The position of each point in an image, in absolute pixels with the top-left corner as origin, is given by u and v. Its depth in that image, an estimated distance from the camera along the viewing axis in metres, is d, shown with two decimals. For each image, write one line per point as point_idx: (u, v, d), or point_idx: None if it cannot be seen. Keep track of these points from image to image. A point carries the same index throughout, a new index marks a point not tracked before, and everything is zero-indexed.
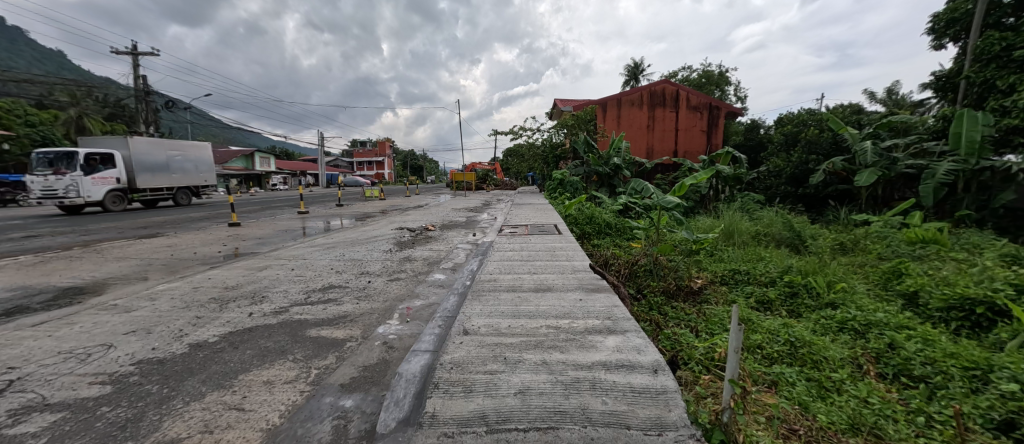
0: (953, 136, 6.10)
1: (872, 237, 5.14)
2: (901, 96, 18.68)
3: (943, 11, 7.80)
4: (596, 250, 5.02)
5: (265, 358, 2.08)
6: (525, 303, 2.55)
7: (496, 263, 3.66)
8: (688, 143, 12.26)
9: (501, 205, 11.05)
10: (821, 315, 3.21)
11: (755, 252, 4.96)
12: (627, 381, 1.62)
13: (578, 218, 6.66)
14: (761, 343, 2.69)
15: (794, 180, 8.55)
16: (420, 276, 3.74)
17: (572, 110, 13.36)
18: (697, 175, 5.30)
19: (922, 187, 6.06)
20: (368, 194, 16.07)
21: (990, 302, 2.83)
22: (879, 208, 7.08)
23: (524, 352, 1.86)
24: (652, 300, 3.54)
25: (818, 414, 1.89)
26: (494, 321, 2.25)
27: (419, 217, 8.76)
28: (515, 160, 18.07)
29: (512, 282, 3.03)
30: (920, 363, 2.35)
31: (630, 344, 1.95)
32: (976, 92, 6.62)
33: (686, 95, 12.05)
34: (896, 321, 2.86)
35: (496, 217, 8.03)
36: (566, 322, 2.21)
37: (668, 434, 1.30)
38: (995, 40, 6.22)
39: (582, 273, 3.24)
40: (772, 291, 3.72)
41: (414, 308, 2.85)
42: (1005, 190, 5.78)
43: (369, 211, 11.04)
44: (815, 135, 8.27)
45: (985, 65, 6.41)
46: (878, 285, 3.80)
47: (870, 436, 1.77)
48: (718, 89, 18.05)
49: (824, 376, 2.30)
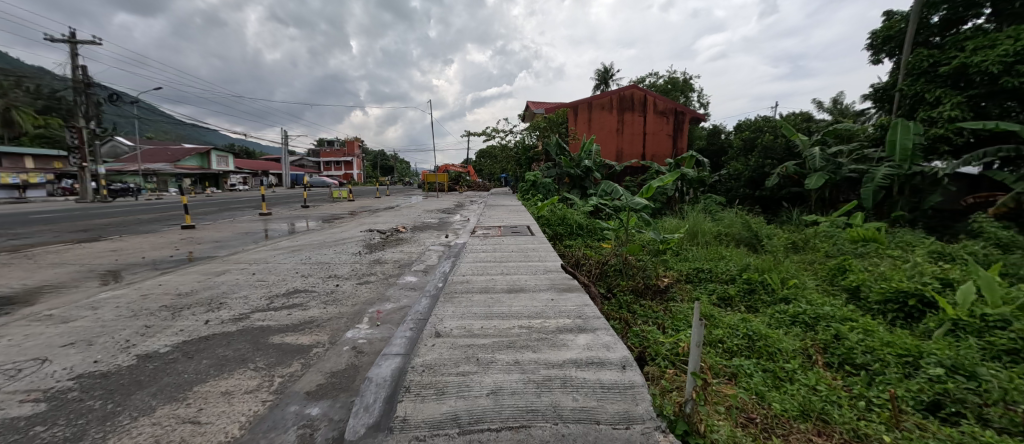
0: (889, 143, 6.61)
1: (821, 237, 5.53)
2: (845, 106, 20.14)
3: (880, 29, 8.55)
4: (568, 251, 5.12)
5: (223, 368, 1.98)
6: (497, 304, 2.55)
7: (469, 264, 3.64)
8: (655, 147, 12.71)
9: (474, 206, 11.01)
10: (776, 309, 3.43)
11: (716, 251, 5.23)
12: (596, 377, 1.67)
13: (550, 219, 6.77)
14: (722, 338, 2.86)
15: (752, 183, 9.09)
16: (390, 279, 3.65)
17: (544, 112, 13.51)
18: (664, 178, 5.50)
19: (863, 190, 6.59)
20: (337, 195, 15.58)
21: (921, 294, 3.14)
22: (827, 209, 7.63)
23: (496, 352, 1.86)
24: (621, 299, 3.67)
25: (773, 402, 2.06)
26: (466, 322, 2.24)
27: (390, 218, 8.59)
28: (488, 162, 18.12)
29: (484, 283, 3.02)
30: (862, 352, 2.56)
31: (600, 341, 1.99)
32: (909, 104, 7.26)
33: (653, 100, 12.48)
34: (841, 314, 3.09)
35: (469, 218, 7.99)
36: (538, 322, 2.23)
37: (635, 427, 1.37)
38: (923, 57, 6.84)
39: (554, 273, 3.28)
40: (731, 288, 3.94)
41: (385, 311, 2.78)
42: (934, 193, 6.37)
43: (336, 212, 10.66)
44: (771, 141, 8.82)
45: (916, 79, 7.01)
46: (826, 280, 4.09)
47: (818, 421, 1.94)
48: (683, 95, 18.81)
49: (778, 366, 2.47)
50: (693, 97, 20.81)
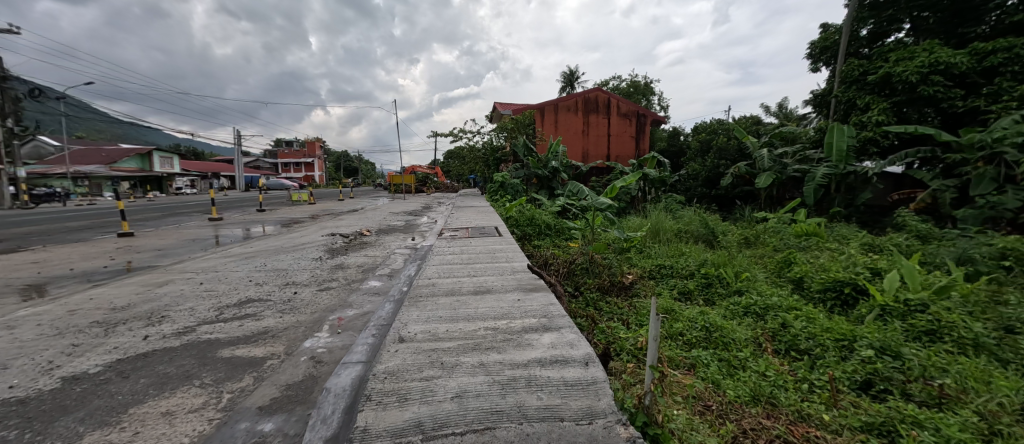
0: (827, 145, 7.19)
1: (770, 232, 5.93)
2: (789, 110, 21.70)
3: (818, 40, 9.27)
4: (537, 251, 5.17)
5: (164, 386, 1.83)
6: (464, 306, 2.52)
7: (435, 267, 3.59)
8: (619, 148, 13.12)
9: (442, 208, 10.86)
10: (730, 301, 3.64)
11: (676, 248, 5.47)
12: (560, 375, 1.69)
13: (518, 219, 6.81)
14: (682, 331, 3.00)
15: (709, 183, 9.59)
16: (353, 284, 3.52)
17: (511, 113, 13.57)
18: (627, 178, 5.68)
19: (806, 188, 7.14)
20: (297, 198, 14.86)
21: (854, 283, 3.43)
22: (774, 206, 8.19)
23: (461, 355, 1.84)
24: (588, 296, 3.76)
25: (727, 389, 2.19)
26: (431, 326, 2.20)
27: (353, 221, 8.29)
28: (456, 163, 17.95)
29: (451, 285, 2.99)
30: (805, 338, 2.76)
31: (564, 339, 2.02)
32: (843, 109, 7.93)
33: (616, 102, 12.87)
34: (787, 304, 3.33)
35: (436, 220, 7.89)
36: (504, 323, 2.23)
37: (598, 422, 1.41)
38: (855, 66, 7.50)
39: (521, 273, 3.30)
40: (691, 283, 4.13)
41: (347, 318, 2.68)
42: (865, 190, 7.00)
43: (296, 216, 10.16)
44: (725, 143, 9.35)
45: (849, 86, 7.71)
46: (774, 272, 4.38)
47: (767, 405, 2.08)
48: (644, 98, 19.52)
49: (732, 355, 2.61)
50: (654, 100, 21.65)
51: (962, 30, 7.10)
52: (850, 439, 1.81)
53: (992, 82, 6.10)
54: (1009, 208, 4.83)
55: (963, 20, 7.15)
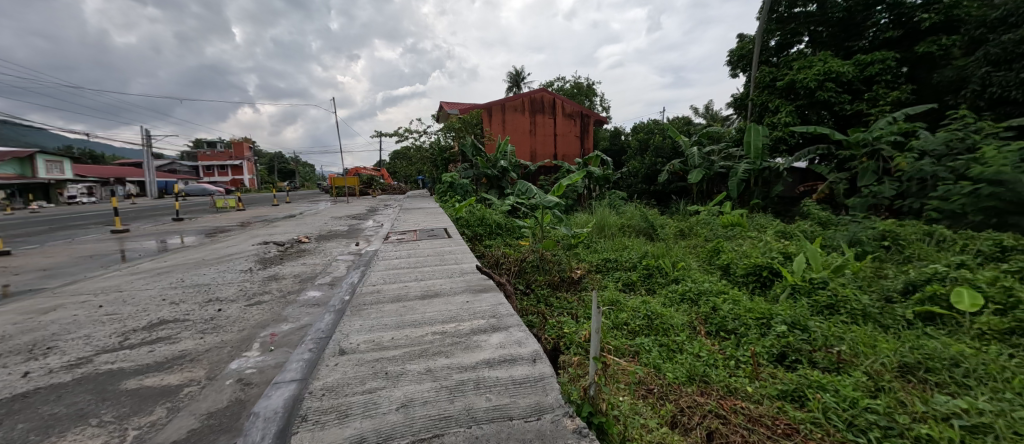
0: (746, 144, 7.98)
1: (701, 224, 6.44)
2: (715, 112, 23.77)
3: (736, 48, 10.24)
4: (488, 251, 5.17)
5: (49, 430, 1.56)
6: (410, 312, 2.44)
7: (380, 273, 3.44)
8: (565, 147, 13.52)
9: (389, 211, 10.46)
10: (669, 289, 3.91)
11: (620, 242, 5.76)
12: (509, 374, 1.70)
13: (469, 220, 6.74)
14: (626, 321, 3.16)
15: (648, 179, 10.22)
16: (288, 296, 3.26)
17: (458, 113, 13.41)
18: (573, 177, 5.86)
19: (730, 183, 7.87)
20: (223, 205, 13.49)
21: (770, 266, 3.85)
22: (705, 200, 8.94)
23: (407, 363, 1.78)
24: (539, 293, 3.85)
25: (667, 372, 2.35)
26: (375, 335, 2.10)
27: (290, 228, 7.70)
28: (403, 164, 17.38)
29: (397, 291, 2.88)
30: (731, 318, 3.04)
31: (512, 338, 2.04)
32: (758, 111, 8.83)
33: (561, 103, 13.25)
34: (716, 289, 3.64)
35: (383, 223, 7.58)
36: (452, 326, 2.20)
37: (546, 416, 1.44)
38: (767, 73, 8.44)
39: (470, 275, 3.27)
40: (634, 275, 4.36)
41: (281, 334, 2.47)
42: (777, 184, 7.88)
43: (222, 224, 9.21)
44: (660, 142, 10.01)
45: (762, 91, 8.61)
46: (706, 260, 4.77)
47: (701, 383, 2.27)
48: (587, 99, 20.29)
49: (671, 340, 2.80)
50: (597, 101, 22.59)
51: (848, 44, 8.15)
52: (770, 406, 2.04)
53: (872, 89, 7.13)
54: (887, 196, 5.70)
55: (848, 35, 8.28)
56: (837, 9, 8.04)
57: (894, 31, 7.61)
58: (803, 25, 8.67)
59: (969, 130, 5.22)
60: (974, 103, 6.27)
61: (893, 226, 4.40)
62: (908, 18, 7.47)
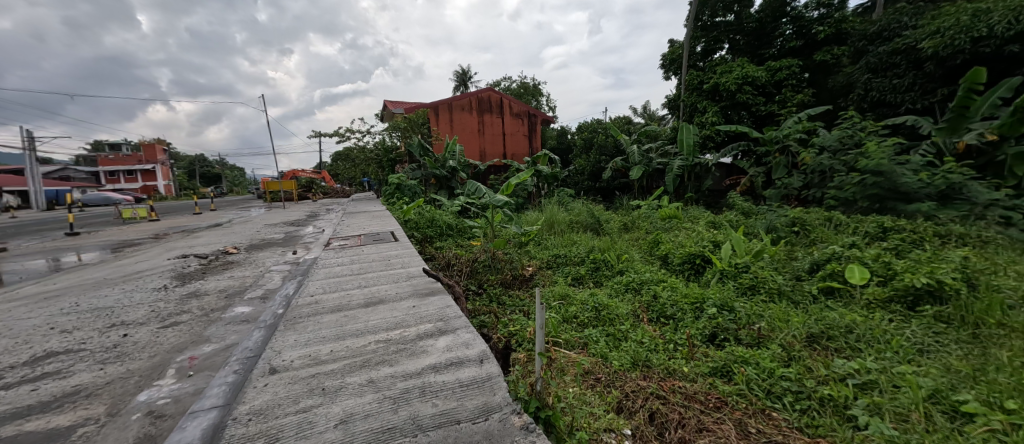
0: (680, 142, 8.58)
1: (642, 218, 6.83)
2: (651, 112, 25.35)
3: (667, 53, 10.98)
4: (439, 252, 5.07)
5: None
6: (352, 321, 2.32)
7: (320, 282, 3.22)
8: (514, 146, 13.65)
9: (331, 215, 9.86)
10: (614, 281, 4.09)
11: (569, 238, 5.94)
12: (456, 377, 1.68)
13: (417, 222, 6.55)
14: (575, 314, 3.26)
15: (593, 176, 10.63)
16: (212, 314, 2.94)
17: (403, 112, 12.98)
18: (521, 176, 5.91)
19: (667, 178, 8.43)
20: (131, 215, 11.84)
21: (701, 254, 4.17)
22: (645, 195, 9.50)
23: (346, 376, 1.68)
24: (491, 292, 3.85)
25: (613, 360, 2.46)
26: (311, 349, 1.96)
27: (216, 238, 6.97)
28: (346, 166, 16.50)
29: (338, 300, 2.72)
30: (669, 305, 3.25)
31: (460, 340, 2.01)
32: (689, 112, 9.54)
33: (508, 103, 13.34)
34: (657, 278, 3.87)
35: (324, 229, 7.13)
36: (397, 333, 2.12)
37: (494, 416, 1.43)
38: (695, 76, 9.15)
39: (417, 278, 3.17)
40: (582, 269, 4.51)
41: (202, 356, 2.22)
42: (707, 178, 8.58)
43: (131, 238, 8.11)
44: (603, 141, 10.45)
45: (691, 93, 9.31)
46: (647, 251, 5.07)
47: (643, 367, 2.40)
48: (534, 99, 20.66)
49: (616, 329, 2.94)
50: (544, 101, 23.09)
51: (760, 51, 9.15)
52: (703, 383, 2.21)
53: (781, 92, 8.01)
54: (795, 187, 6.44)
55: (760, 43, 9.22)
56: (750, 20, 8.93)
57: (797, 41, 8.61)
58: (723, 33, 9.49)
59: (856, 128, 6.06)
60: (860, 105, 7.28)
61: (800, 213, 4.98)
62: (808, 30, 8.49)
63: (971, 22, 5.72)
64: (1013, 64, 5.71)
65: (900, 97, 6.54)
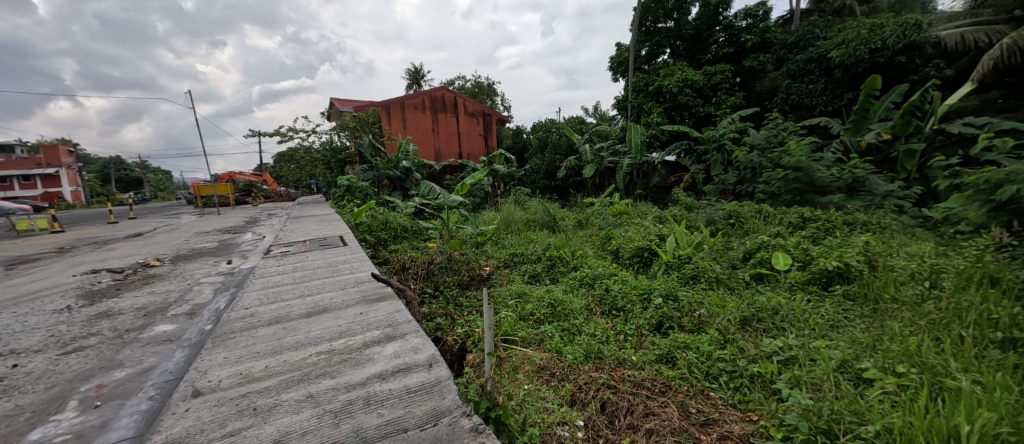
0: (629, 141, 8.97)
1: (595, 214, 7.06)
2: (602, 112, 26.31)
3: (615, 56, 11.44)
4: (393, 256, 4.91)
5: None
6: (291, 333, 2.17)
7: (257, 293, 2.98)
8: (470, 146, 13.56)
9: (274, 220, 9.20)
10: (569, 277, 4.19)
11: (525, 236, 5.99)
12: (403, 384, 1.62)
13: (369, 225, 6.29)
14: (531, 310, 3.30)
15: (548, 175, 10.82)
16: (126, 335, 2.62)
17: (352, 110, 12.39)
18: (476, 175, 5.88)
19: (618, 176, 8.79)
20: (28, 226, 10.13)
21: (649, 248, 4.39)
22: (598, 192, 9.84)
23: (282, 393, 1.57)
24: (448, 294, 3.79)
25: (567, 354, 2.52)
26: (243, 367, 1.81)
27: (136, 250, 6.23)
28: (290, 168, 15.48)
29: (277, 311, 2.54)
30: (619, 297, 3.38)
31: (408, 346, 1.95)
32: (636, 112, 10.01)
33: (463, 102, 13.22)
34: (609, 272, 4.02)
35: (265, 236, 6.63)
36: (341, 342, 2.02)
37: (442, 421, 1.40)
38: (640, 79, 9.62)
39: (366, 284, 3.04)
40: (538, 266, 4.57)
41: (113, 383, 1.97)
42: (654, 175, 9.06)
43: (26, 253, 7.02)
44: (557, 140, 10.68)
45: (638, 94, 9.73)
46: (600, 247, 5.25)
47: (595, 359, 2.48)
48: (489, 98, 20.65)
49: (570, 323, 3.00)
50: (499, 101, 23.15)
51: (698, 56, 9.80)
52: (650, 370, 2.31)
53: (716, 94, 8.63)
54: (731, 183, 6.99)
55: (698, 49, 9.86)
56: (688, 27, 9.54)
57: (729, 47, 9.33)
58: (665, 38, 10.03)
59: (780, 129, 6.69)
60: (783, 108, 8.04)
61: (735, 206, 5.41)
62: (738, 37, 9.22)
63: (869, 35, 6.56)
64: (902, 73, 6.60)
65: (815, 101, 7.32)
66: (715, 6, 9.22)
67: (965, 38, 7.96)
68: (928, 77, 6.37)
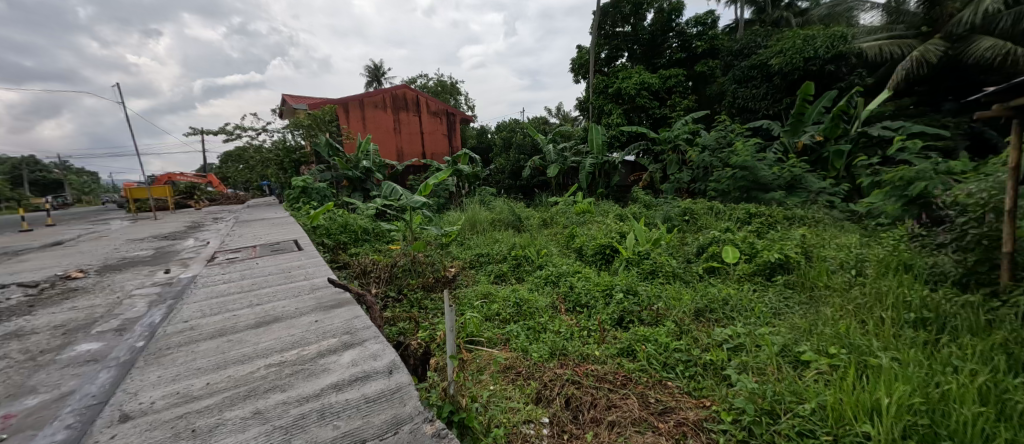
0: (591, 141, 9.19)
1: (559, 213, 7.18)
2: (565, 113, 26.82)
3: (576, 58, 11.69)
4: (354, 259, 4.72)
5: None
6: (237, 346, 2.02)
7: (198, 304, 2.75)
8: (433, 146, 13.33)
9: (221, 225, 8.55)
10: (535, 276, 4.22)
11: (491, 236, 5.97)
12: (360, 393, 1.56)
13: (327, 228, 6.00)
14: (497, 311, 3.29)
15: (513, 175, 10.86)
16: (40, 357, 2.32)
17: (307, 107, 11.77)
18: (439, 175, 5.78)
19: (580, 175, 8.99)
20: None
21: (610, 245, 4.52)
22: (562, 191, 10.02)
23: (225, 411, 1.46)
24: (412, 297, 3.70)
25: (532, 352, 2.53)
26: (181, 386, 1.66)
27: (54, 261, 5.55)
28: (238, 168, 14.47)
29: (221, 323, 2.35)
30: (583, 294, 3.45)
31: (367, 353, 1.88)
32: (597, 113, 10.29)
33: (425, 101, 12.97)
34: (573, 270, 4.09)
35: (210, 241, 6.14)
36: (293, 353, 1.90)
37: (402, 429, 1.36)
38: (600, 81, 9.90)
39: (322, 290, 2.89)
40: (504, 266, 4.57)
41: (22, 413, 1.74)
42: (615, 174, 9.35)
43: None
44: (521, 140, 10.75)
45: (598, 95, 10.01)
46: (564, 245, 5.34)
47: (560, 355, 2.51)
48: (452, 98, 20.42)
49: (535, 322, 3.02)
50: (463, 100, 22.97)
51: (653, 60, 10.24)
52: (612, 364, 2.38)
53: (671, 97, 9.05)
54: (686, 181, 7.35)
55: (653, 54, 10.29)
56: (644, 32, 9.94)
57: (681, 53, 9.82)
58: (623, 42, 10.39)
59: (728, 130, 7.14)
60: (730, 110, 8.58)
61: (690, 204, 5.70)
62: (689, 43, 9.73)
63: (803, 45, 7.15)
64: (832, 80, 7.25)
65: (759, 105, 7.87)
66: (668, 13, 9.69)
67: (883, 50, 8.81)
68: (852, 84, 7.04)
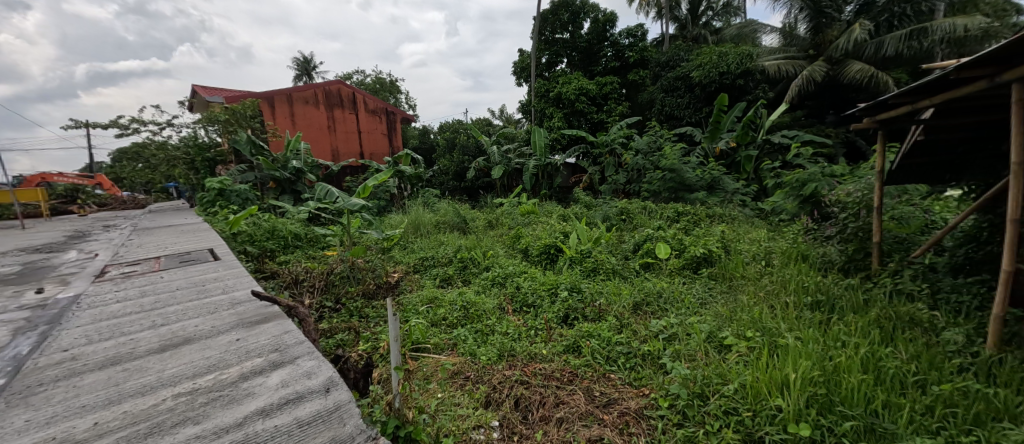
0: (534, 143, 9.38)
1: (505, 214, 7.22)
2: (508, 115, 27.12)
3: (518, 61, 11.88)
4: (283, 268, 4.31)
5: None
6: (135, 376, 1.72)
7: (82, 329, 2.31)
8: (372, 145, 12.68)
9: (113, 234, 7.33)
10: (481, 277, 4.19)
11: (436, 239, 5.81)
12: (292, 416, 1.42)
13: (250, 234, 5.42)
14: (444, 316, 3.20)
15: (458, 176, 10.71)
16: None
17: (223, 100, 10.55)
18: (379, 176, 5.51)
19: (525, 177, 9.13)
20: None
21: (554, 245, 4.64)
22: (507, 192, 10.08)
23: None
24: (352, 306, 3.47)
25: (481, 356, 2.50)
26: (57, 429, 1.37)
27: None
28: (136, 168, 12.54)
29: (113, 350, 2.00)
30: (529, 293, 3.49)
31: (300, 371, 1.72)
32: (539, 116, 10.54)
33: (362, 98, 12.31)
34: (519, 270, 4.13)
35: (98, 253, 5.23)
36: (209, 378, 1.68)
37: None
38: (542, 85, 10.16)
39: (245, 304, 2.59)
40: (450, 269, 4.47)
41: None
42: (557, 176, 9.65)
43: None
44: (465, 141, 10.65)
45: (540, 99, 10.28)
46: (510, 246, 5.37)
47: (509, 357, 2.51)
48: (392, 96, 19.63)
49: (483, 325, 2.99)
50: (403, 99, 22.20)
51: (590, 67, 10.74)
52: (559, 361, 2.43)
53: (607, 103, 9.57)
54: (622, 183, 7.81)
55: (590, 61, 10.79)
56: (581, 40, 10.40)
57: (615, 62, 10.43)
58: (562, 48, 10.77)
59: (658, 135, 7.72)
60: (659, 117, 9.30)
61: (626, 204, 6.05)
62: (622, 53, 10.39)
63: (718, 61, 7.98)
64: (741, 93, 8.20)
65: (683, 113, 8.63)
66: (603, 23, 10.24)
67: (781, 69, 10.10)
68: (758, 97, 8.01)
